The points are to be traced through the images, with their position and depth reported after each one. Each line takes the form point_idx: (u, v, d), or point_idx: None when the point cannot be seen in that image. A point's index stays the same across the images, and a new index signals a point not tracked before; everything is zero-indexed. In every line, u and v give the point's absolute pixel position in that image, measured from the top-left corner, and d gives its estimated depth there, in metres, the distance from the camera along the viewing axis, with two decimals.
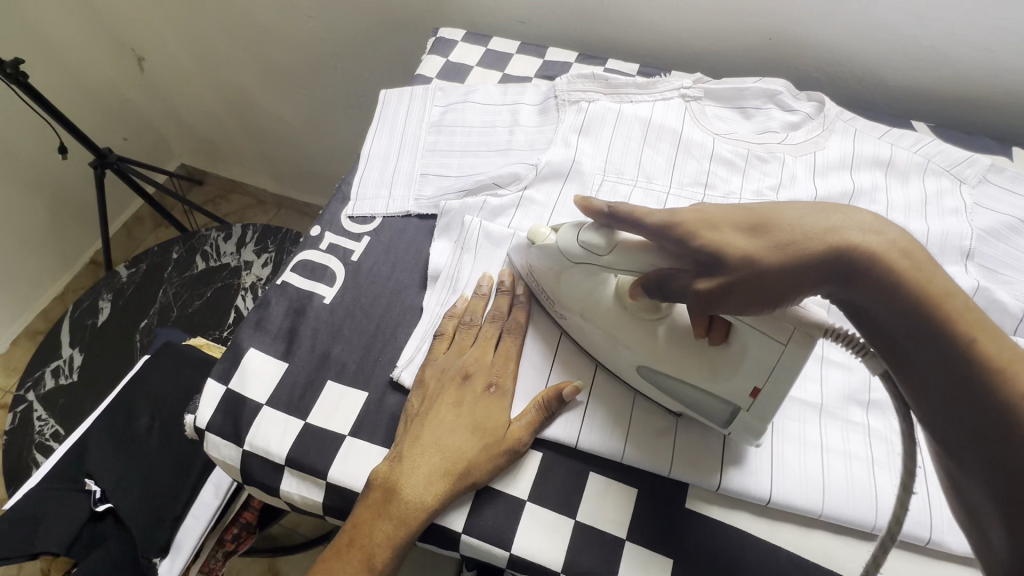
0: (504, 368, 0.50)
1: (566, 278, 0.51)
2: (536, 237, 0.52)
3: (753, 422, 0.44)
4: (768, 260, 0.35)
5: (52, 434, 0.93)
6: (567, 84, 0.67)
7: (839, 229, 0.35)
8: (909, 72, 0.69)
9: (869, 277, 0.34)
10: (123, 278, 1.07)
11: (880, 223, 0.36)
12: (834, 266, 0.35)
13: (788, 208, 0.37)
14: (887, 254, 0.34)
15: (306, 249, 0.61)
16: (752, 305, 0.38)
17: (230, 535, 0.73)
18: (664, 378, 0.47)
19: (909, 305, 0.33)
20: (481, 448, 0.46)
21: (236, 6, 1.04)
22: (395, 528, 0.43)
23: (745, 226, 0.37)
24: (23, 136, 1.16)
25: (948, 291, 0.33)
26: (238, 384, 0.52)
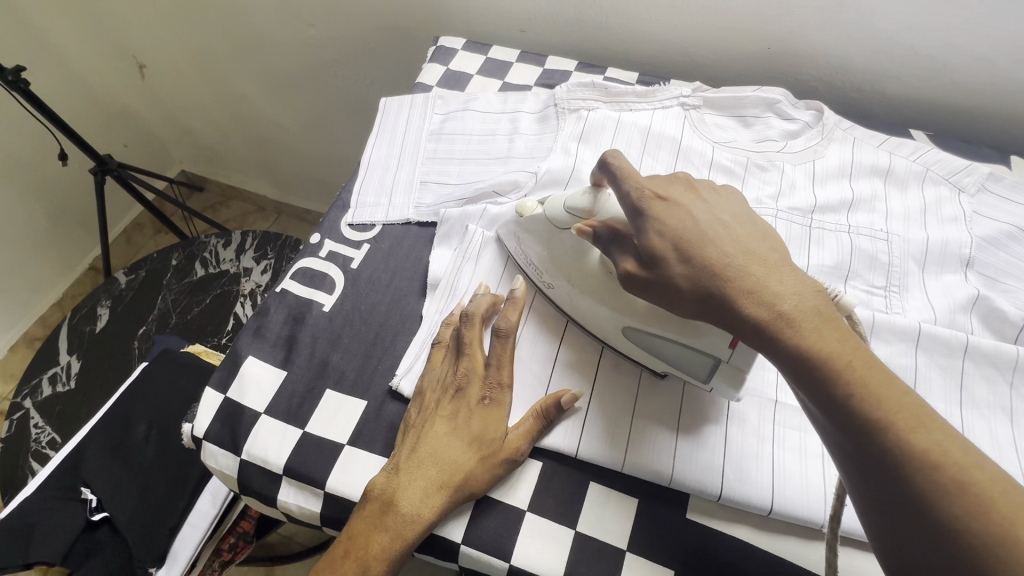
0: (502, 376, 0.49)
1: (553, 244, 0.52)
2: (523, 211, 0.54)
3: (730, 372, 0.45)
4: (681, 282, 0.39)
5: (49, 441, 0.92)
6: (566, 93, 0.68)
7: (735, 295, 0.37)
8: (908, 80, 0.69)
9: (762, 343, 0.36)
10: (122, 285, 1.06)
11: (779, 292, 0.36)
12: (736, 326, 0.37)
13: (714, 245, 0.40)
14: (775, 323, 0.35)
15: (306, 257, 0.61)
16: (660, 301, 0.42)
17: (227, 545, 0.75)
18: (648, 338, 0.48)
19: (799, 370, 0.34)
20: (477, 461, 0.45)
21: (236, 15, 1.04)
22: (392, 540, 0.42)
23: (683, 249, 0.40)
24: (23, 144, 1.16)
25: (837, 348, 0.34)
26: (236, 391, 0.52)
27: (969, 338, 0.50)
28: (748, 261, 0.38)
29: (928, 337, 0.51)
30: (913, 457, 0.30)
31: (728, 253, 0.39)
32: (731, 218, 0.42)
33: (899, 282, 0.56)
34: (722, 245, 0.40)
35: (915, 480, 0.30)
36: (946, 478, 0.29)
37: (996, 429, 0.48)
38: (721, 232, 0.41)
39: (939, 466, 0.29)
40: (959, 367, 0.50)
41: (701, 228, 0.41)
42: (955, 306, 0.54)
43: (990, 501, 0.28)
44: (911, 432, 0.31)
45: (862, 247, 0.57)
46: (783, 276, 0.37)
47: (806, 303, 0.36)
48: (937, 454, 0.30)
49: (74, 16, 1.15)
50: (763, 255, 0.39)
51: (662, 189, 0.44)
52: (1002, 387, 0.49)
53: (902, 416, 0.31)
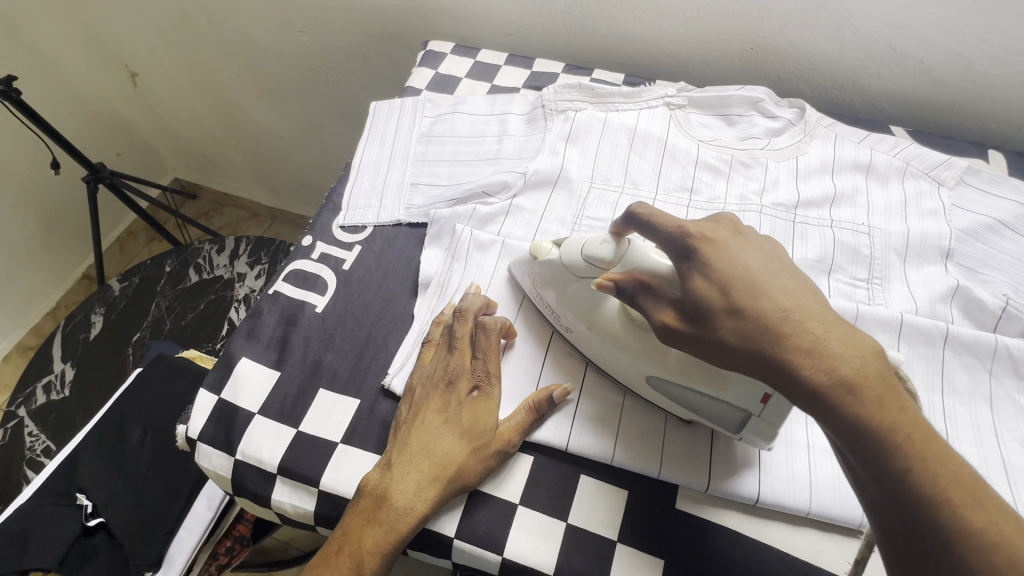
0: (488, 368, 0.49)
1: (570, 290, 0.50)
2: (539, 253, 0.52)
3: (764, 426, 0.43)
4: (726, 334, 0.36)
5: (44, 449, 0.92)
6: (553, 94, 0.69)
7: (790, 354, 0.33)
8: (887, 78, 0.71)
9: (810, 403, 0.32)
10: (115, 292, 1.06)
11: (840, 351, 0.32)
12: (785, 384, 0.33)
13: (768, 296, 0.35)
14: (831, 386, 0.32)
15: (298, 259, 0.61)
16: (710, 359, 0.38)
17: (224, 548, 0.78)
18: (674, 388, 0.46)
19: (849, 435, 0.31)
20: (469, 453, 0.46)
21: (226, 22, 1.05)
22: (386, 534, 0.43)
23: (731, 304, 0.36)
24: (16, 152, 1.16)
25: (896, 417, 0.30)
26: (230, 393, 0.52)
27: (949, 327, 0.52)
28: (805, 315, 0.34)
29: (909, 327, 0.52)
30: (969, 539, 0.27)
31: (783, 306, 0.35)
32: (784, 266, 0.38)
33: (881, 274, 0.57)
34: (775, 298, 0.35)
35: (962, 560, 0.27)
36: (1005, 559, 0.26)
37: (977, 415, 0.49)
38: (775, 281, 0.36)
39: (996, 549, 0.26)
40: (939, 356, 0.51)
41: (753, 275, 0.37)
42: (935, 297, 0.55)
43: None
44: (967, 512, 0.27)
45: (845, 241, 0.58)
46: (843, 335, 0.33)
47: (869, 366, 0.32)
48: (995, 532, 0.27)
49: (65, 26, 1.15)
50: (817, 309, 0.35)
51: (710, 231, 0.40)
52: (981, 375, 0.50)
53: (956, 489, 0.28)
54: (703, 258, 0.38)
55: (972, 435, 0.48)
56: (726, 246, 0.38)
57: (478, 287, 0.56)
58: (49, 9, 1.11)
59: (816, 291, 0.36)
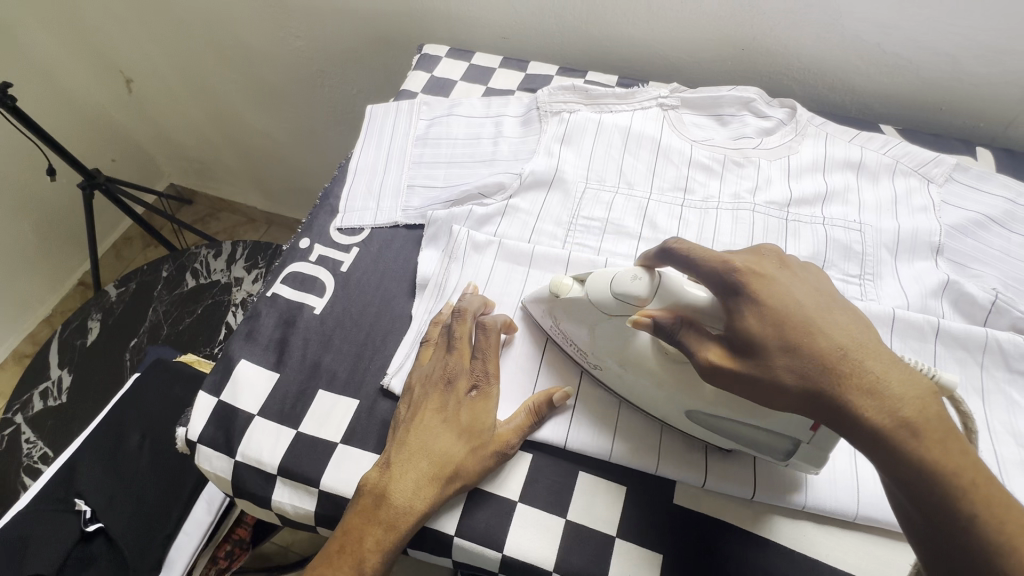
0: (488, 368, 0.50)
1: (596, 329, 0.49)
2: (559, 290, 0.50)
3: (811, 453, 0.42)
4: (782, 372, 0.35)
5: (40, 456, 0.91)
6: (548, 96, 0.69)
7: (852, 396, 0.33)
8: (876, 77, 0.72)
9: (873, 448, 0.32)
10: (112, 298, 1.07)
11: (900, 392, 0.32)
12: (846, 426, 0.33)
13: (821, 332, 0.35)
14: (894, 430, 0.31)
15: (295, 262, 0.61)
16: (758, 400, 0.37)
17: (223, 552, 0.77)
18: (713, 419, 0.45)
19: (914, 482, 0.31)
20: (469, 451, 0.46)
21: (221, 28, 1.05)
22: (385, 533, 0.43)
23: (786, 339, 0.35)
24: (10, 159, 1.16)
25: (959, 463, 0.30)
26: (229, 394, 0.52)
27: (940, 322, 0.52)
28: (862, 352, 0.34)
29: (902, 323, 0.52)
30: None
31: (838, 343, 0.35)
32: (835, 299, 0.38)
33: (873, 270, 0.58)
34: (831, 335, 0.35)
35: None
36: None
37: (968, 408, 0.50)
38: (827, 319, 0.36)
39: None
40: (931, 350, 0.52)
41: (806, 310, 0.36)
42: (927, 292, 0.56)
43: None
44: None
45: (836, 238, 0.59)
46: (901, 374, 0.33)
47: (929, 408, 0.32)
48: None
49: (59, 33, 1.15)
50: (873, 347, 0.35)
51: (755, 262, 0.39)
52: (972, 368, 0.51)
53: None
54: (751, 294, 0.38)
55: None
56: (775, 282, 0.38)
57: (476, 287, 0.56)
58: (43, 17, 1.11)
59: (866, 325, 0.36)
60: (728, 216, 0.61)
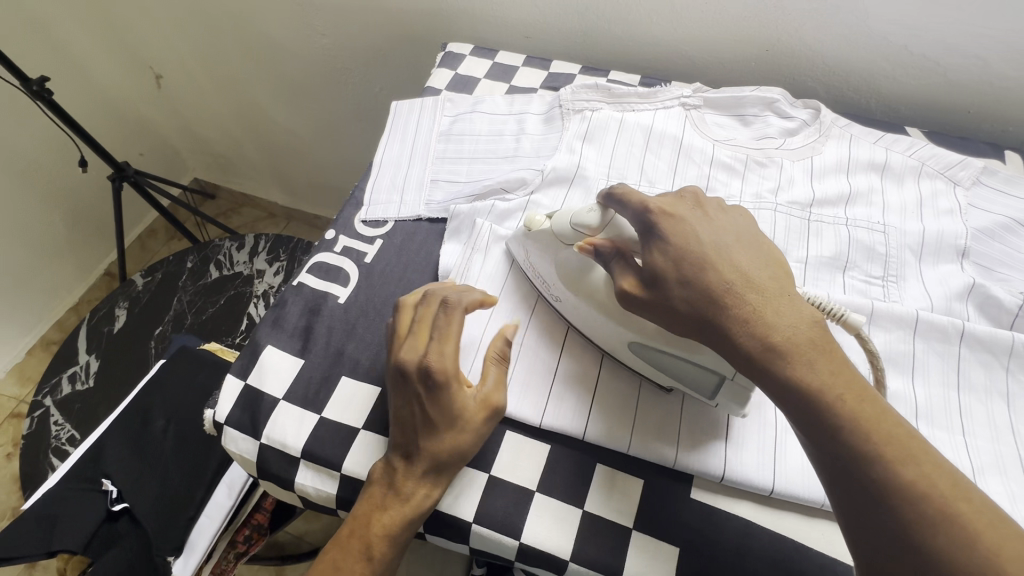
0: (444, 349, 0.47)
1: (561, 257, 0.52)
2: (532, 224, 0.54)
3: (737, 390, 0.45)
4: (679, 299, 0.41)
5: (68, 438, 0.95)
6: (571, 94, 0.70)
7: (734, 324, 0.38)
8: (903, 80, 0.72)
9: (753, 372, 0.38)
10: (138, 287, 1.09)
11: (774, 322, 0.38)
12: (729, 352, 0.39)
13: (716, 269, 0.40)
14: (765, 353, 0.37)
15: (321, 252, 0.63)
16: (661, 321, 0.42)
17: (242, 537, 0.75)
18: (652, 353, 0.48)
19: (795, 400, 0.36)
20: (448, 431, 0.46)
21: (248, 25, 1.08)
22: (389, 522, 0.44)
23: (683, 274, 0.41)
24: (44, 151, 1.20)
25: (830, 383, 0.35)
26: (255, 379, 0.54)
27: (965, 324, 0.52)
28: (746, 287, 0.39)
29: (925, 324, 0.52)
30: (903, 486, 0.32)
31: (727, 279, 0.40)
32: (735, 238, 0.43)
33: (896, 272, 0.58)
34: (724, 270, 0.40)
35: (903, 511, 0.32)
36: (932, 505, 0.31)
37: (993, 412, 0.49)
38: (724, 254, 0.41)
39: (925, 494, 0.32)
40: (956, 353, 0.51)
41: (705, 247, 0.42)
42: (951, 294, 0.55)
43: (972, 531, 0.30)
44: (899, 464, 0.33)
45: (860, 239, 0.59)
46: (780, 305, 0.39)
47: (800, 334, 0.37)
48: (923, 483, 0.32)
49: (93, 30, 1.19)
50: (760, 283, 0.40)
51: (669, 206, 0.44)
52: (998, 371, 0.51)
53: (890, 447, 0.33)
54: (661, 232, 0.43)
55: (989, 431, 0.49)
56: (683, 221, 0.43)
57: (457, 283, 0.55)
58: (78, 14, 1.15)
59: (758, 261, 0.41)
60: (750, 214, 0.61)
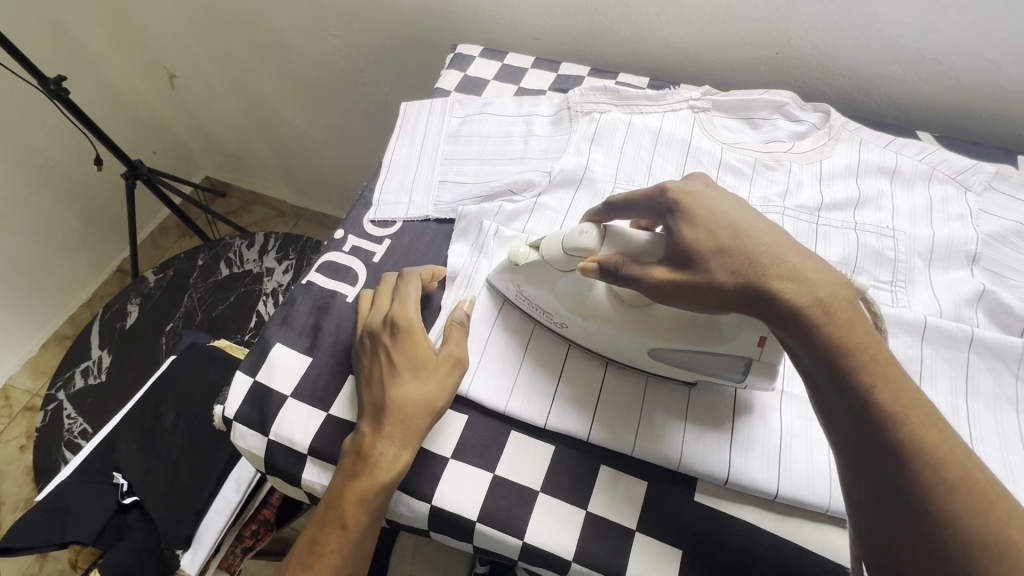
0: (402, 307, 0.52)
1: (557, 285, 0.51)
2: (517, 258, 0.52)
3: (762, 369, 0.46)
4: (716, 266, 0.40)
5: (80, 432, 0.96)
6: (579, 96, 0.70)
7: (775, 282, 0.37)
8: (914, 83, 0.71)
9: (790, 326, 0.37)
10: (150, 283, 1.11)
11: (816, 278, 0.37)
12: (764, 311, 0.38)
13: (750, 236, 0.40)
14: (806, 307, 0.36)
15: (330, 251, 0.64)
16: (700, 303, 0.41)
17: (249, 532, 0.78)
18: (677, 355, 0.48)
19: (826, 354, 0.35)
20: (414, 383, 0.48)
21: (261, 25, 1.09)
22: (366, 481, 0.45)
23: (720, 243, 0.40)
24: (60, 149, 1.22)
25: (863, 340, 0.35)
26: (264, 376, 0.54)
27: (974, 330, 0.51)
28: (787, 249, 0.39)
29: (933, 330, 0.52)
30: (923, 450, 0.32)
31: (764, 243, 0.39)
32: (757, 210, 0.43)
33: (905, 277, 0.57)
34: (759, 236, 0.40)
35: (921, 473, 0.32)
36: (950, 473, 0.32)
37: (1002, 420, 0.49)
38: (754, 222, 0.41)
39: (944, 460, 0.32)
40: (965, 359, 0.51)
41: (734, 217, 0.41)
42: (960, 300, 0.55)
43: (985, 499, 0.31)
44: (924, 430, 0.33)
45: (868, 244, 0.59)
46: (817, 267, 0.38)
47: (839, 294, 0.37)
48: (944, 451, 0.32)
49: (109, 29, 1.21)
50: (797, 247, 0.39)
51: (687, 185, 0.45)
52: (1007, 379, 0.50)
53: (913, 412, 0.33)
54: (684, 209, 0.43)
55: (997, 438, 0.48)
56: (705, 194, 0.43)
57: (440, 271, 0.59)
58: (94, 14, 1.17)
59: (785, 232, 0.41)
60: None
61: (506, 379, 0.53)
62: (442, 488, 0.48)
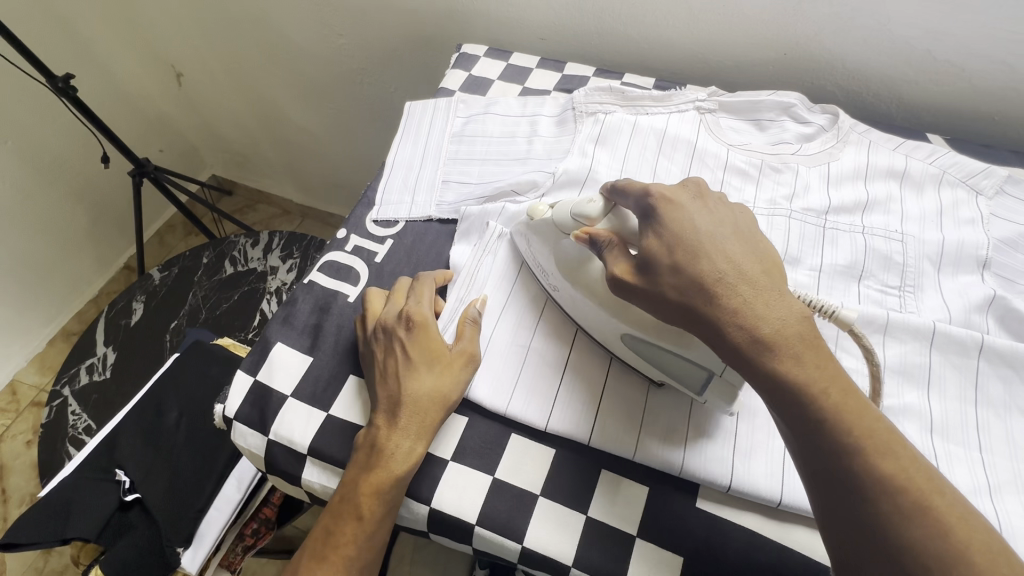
0: (418, 303, 0.53)
1: (559, 245, 0.52)
2: (534, 214, 0.54)
3: (722, 388, 0.45)
4: (669, 289, 0.40)
5: (85, 428, 0.97)
6: (584, 97, 0.70)
7: (724, 316, 0.38)
8: (926, 85, 0.70)
9: (740, 363, 0.37)
10: (155, 281, 1.11)
11: (765, 313, 0.37)
12: (717, 343, 0.38)
13: (708, 259, 0.40)
14: (753, 346, 0.36)
15: (332, 251, 0.63)
16: (652, 308, 0.42)
17: (250, 530, 0.78)
18: (647, 347, 0.47)
19: (779, 392, 0.36)
20: (431, 377, 0.49)
21: (268, 25, 1.09)
22: (382, 475, 0.45)
23: (675, 261, 0.40)
24: (68, 146, 1.23)
25: (815, 375, 0.35)
26: (265, 375, 0.54)
27: (984, 338, 0.50)
28: (739, 279, 0.39)
29: (942, 337, 0.51)
30: (881, 481, 0.32)
31: (720, 269, 0.39)
32: (730, 231, 0.42)
33: (914, 282, 0.56)
34: (715, 261, 0.40)
35: (878, 504, 0.32)
36: (912, 501, 0.31)
37: (1013, 429, 0.48)
38: (716, 244, 0.41)
39: (905, 489, 0.32)
40: (974, 367, 0.50)
41: (700, 236, 0.41)
42: (971, 306, 0.54)
43: (950, 525, 0.30)
44: (882, 461, 0.33)
45: (876, 248, 0.58)
46: (771, 299, 0.38)
47: (790, 328, 0.37)
48: (906, 478, 0.32)
49: (118, 27, 1.21)
50: (751, 274, 0.39)
51: (670, 192, 0.44)
52: (1019, 387, 0.49)
53: (871, 443, 0.33)
54: (658, 219, 0.43)
55: (1007, 447, 0.47)
56: (681, 208, 0.43)
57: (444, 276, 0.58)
58: (103, 12, 1.17)
59: (752, 254, 0.40)
60: (764, 220, 0.60)
61: (509, 377, 0.52)
62: (441, 490, 0.48)
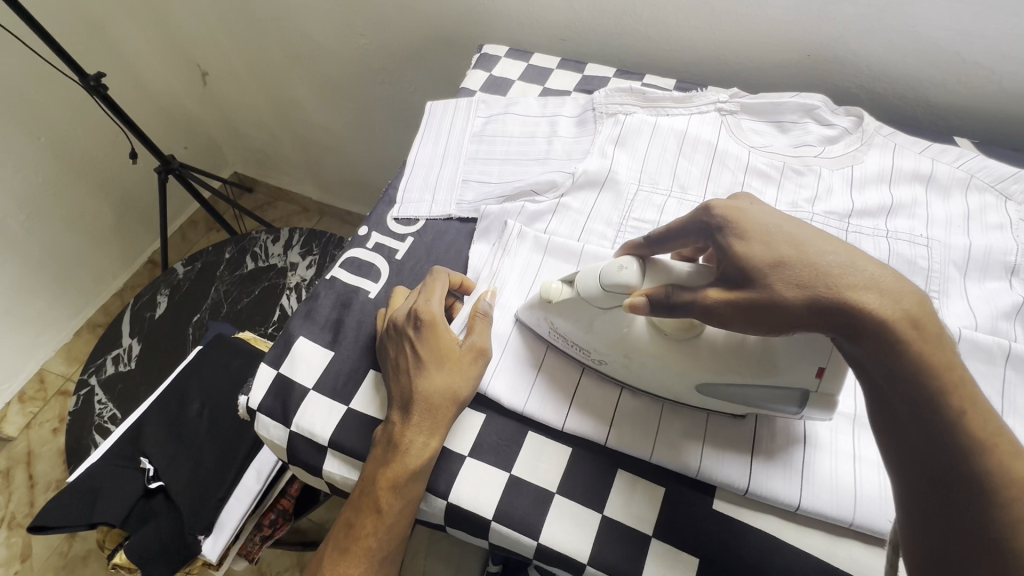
0: (428, 299, 0.53)
1: (593, 324, 0.49)
2: (550, 294, 0.50)
3: (820, 402, 0.44)
4: (786, 288, 0.37)
5: (111, 417, 0.99)
6: (604, 98, 0.70)
7: (858, 296, 0.35)
8: (954, 88, 0.69)
9: (875, 343, 0.34)
10: (179, 275, 1.13)
11: (893, 289, 0.35)
12: (846, 328, 0.35)
13: (813, 248, 0.38)
14: (896, 323, 0.34)
15: (354, 248, 0.65)
16: (772, 325, 0.38)
17: (268, 521, 0.79)
18: (724, 388, 0.46)
19: (905, 377, 0.33)
20: (440, 372, 0.49)
21: (292, 25, 1.11)
22: (395, 471, 0.46)
23: (782, 256, 0.38)
24: (97, 142, 1.26)
25: (947, 363, 0.33)
26: (288, 368, 0.55)
27: (1012, 346, 0.50)
28: (852, 258, 0.37)
29: (968, 343, 0.50)
30: (1011, 482, 0.30)
31: (830, 254, 0.38)
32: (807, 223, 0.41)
33: (938, 288, 0.56)
34: (821, 248, 0.38)
35: (1005, 507, 0.29)
36: None
37: None
38: (808, 234, 0.40)
39: None
40: (1000, 375, 0.49)
41: (789, 228, 0.40)
42: (997, 313, 0.53)
43: None
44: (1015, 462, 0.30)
45: (900, 252, 0.57)
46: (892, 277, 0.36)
47: (924, 307, 0.35)
48: None
49: (147, 26, 1.25)
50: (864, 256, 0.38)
51: (730, 202, 0.44)
52: None
53: (998, 443, 0.31)
54: (731, 225, 0.42)
55: None
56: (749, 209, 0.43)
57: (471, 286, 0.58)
58: (133, 12, 1.20)
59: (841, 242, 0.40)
60: None
61: (527, 378, 0.53)
62: (459, 485, 0.48)
